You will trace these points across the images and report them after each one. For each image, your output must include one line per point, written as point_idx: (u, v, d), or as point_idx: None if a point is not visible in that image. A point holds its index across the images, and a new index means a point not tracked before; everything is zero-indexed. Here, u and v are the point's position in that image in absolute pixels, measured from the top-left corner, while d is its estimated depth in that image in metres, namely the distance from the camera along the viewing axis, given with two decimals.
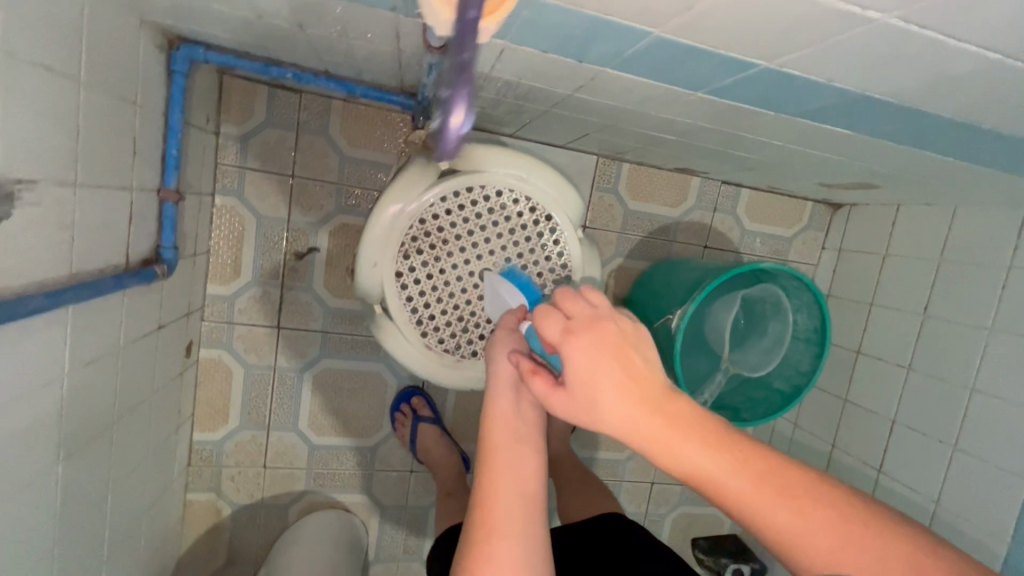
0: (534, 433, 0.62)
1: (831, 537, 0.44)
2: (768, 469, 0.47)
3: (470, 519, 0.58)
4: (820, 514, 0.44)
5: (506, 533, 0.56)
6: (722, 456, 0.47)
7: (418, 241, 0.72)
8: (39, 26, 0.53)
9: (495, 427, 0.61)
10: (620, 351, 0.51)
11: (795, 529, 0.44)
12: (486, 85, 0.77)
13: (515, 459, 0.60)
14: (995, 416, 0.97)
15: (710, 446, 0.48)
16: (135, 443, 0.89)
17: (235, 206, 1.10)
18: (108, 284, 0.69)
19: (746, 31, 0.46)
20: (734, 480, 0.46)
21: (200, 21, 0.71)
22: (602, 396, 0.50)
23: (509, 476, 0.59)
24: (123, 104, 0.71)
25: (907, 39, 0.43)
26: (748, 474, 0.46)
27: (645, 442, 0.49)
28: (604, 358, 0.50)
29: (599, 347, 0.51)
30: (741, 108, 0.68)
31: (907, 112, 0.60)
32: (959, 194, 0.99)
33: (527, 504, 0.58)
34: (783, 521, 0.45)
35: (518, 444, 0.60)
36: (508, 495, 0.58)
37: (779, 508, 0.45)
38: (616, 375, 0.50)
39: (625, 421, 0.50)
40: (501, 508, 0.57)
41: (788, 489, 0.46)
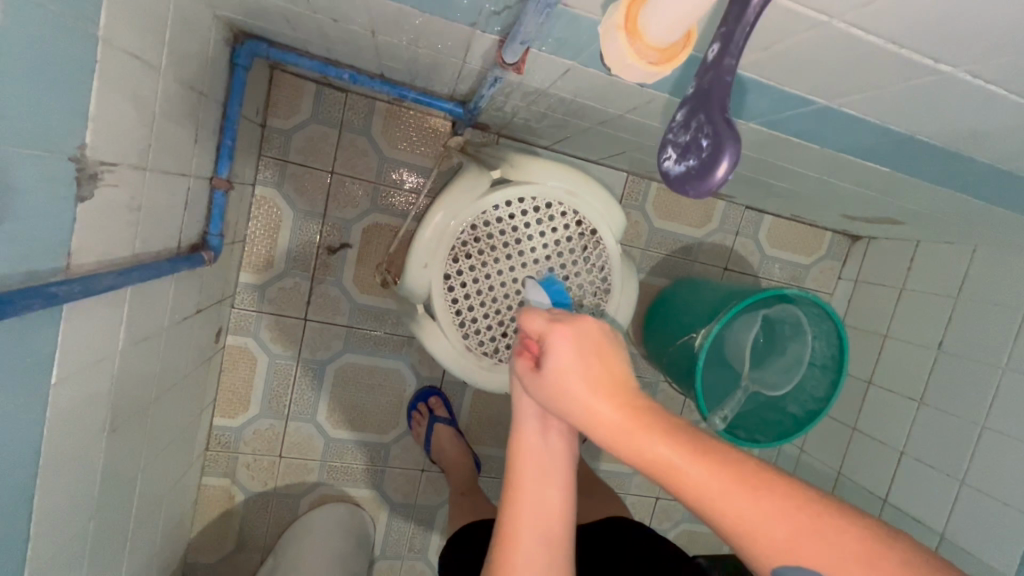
0: (562, 476, 0.62)
1: (783, 526, 0.46)
2: (732, 467, 0.48)
3: (495, 554, 0.61)
4: (777, 505, 0.46)
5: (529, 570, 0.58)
6: (685, 449, 0.48)
7: (467, 246, 0.75)
8: (136, 19, 0.55)
9: (522, 468, 0.61)
10: (594, 344, 0.54)
11: (752, 518, 0.46)
12: (538, 100, 0.80)
13: (540, 493, 0.61)
14: (1004, 453, 0.99)
15: (674, 440, 0.49)
16: (165, 423, 0.90)
17: (274, 197, 1.12)
18: (165, 268, 0.71)
19: (815, 70, 0.49)
20: (695, 466, 0.48)
21: (273, 19, 0.73)
22: (572, 386, 0.53)
23: (534, 514, 0.60)
24: (192, 94, 0.73)
25: (967, 91, 0.47)
26: (710, 462, 0.48)
27: (610, 431, 0.51)
28: (580, 348, 0.54)
29: (575, 341, 0.54)
30: (788, 140, 0.71)
31: (949, 156, 0.63)
32: (980, 234, 1.02)
33: (551, 543, 0.60)
34: (741, 510, 0.46)
35: (545, 480, 0.61)
36: (533, 533, 0.60)
37: (738, 497, 0.46)
38: (588, 365, 0.53)
39: (598, 414, 0.52)
40: (525, 547, 0.59)
41: (746, 480, 0.47)
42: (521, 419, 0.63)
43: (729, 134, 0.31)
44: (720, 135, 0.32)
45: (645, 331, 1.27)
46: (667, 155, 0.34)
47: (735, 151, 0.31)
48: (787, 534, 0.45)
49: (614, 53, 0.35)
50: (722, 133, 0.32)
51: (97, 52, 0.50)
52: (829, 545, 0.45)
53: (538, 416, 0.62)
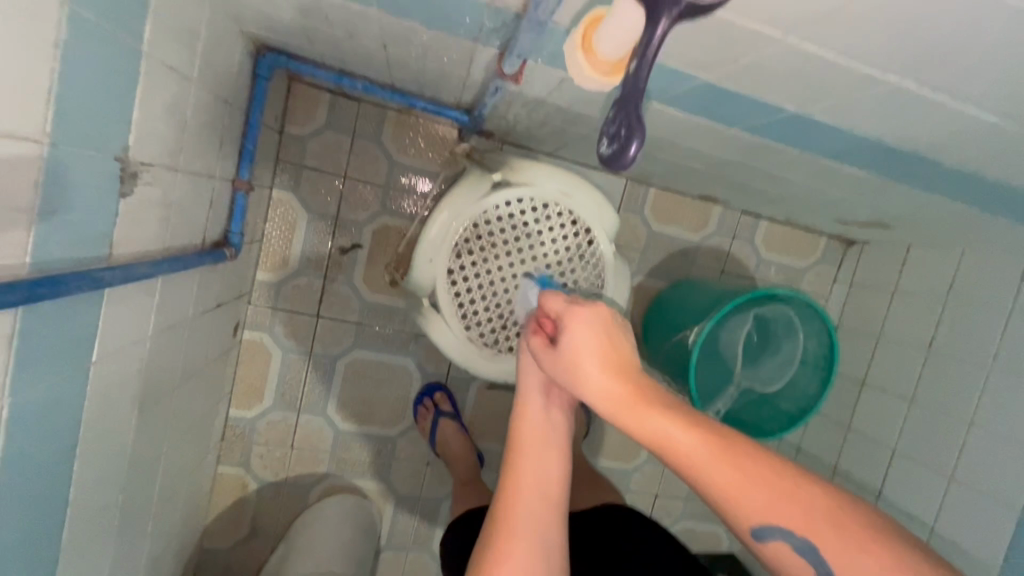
0: (560, 448, 0.68)
1: (758, 493, 0.52)
2: (719, 440, 0.54)
3: (493, 515, 0.65)
4: (752, 474, 0.52)
5: (524, 530, 0.63)
6: (679, 421, 0.55)
7: (470, 243, 0.80)
8: (174, 36, 0.62)
9: (527, 436, 0.67)
10: (606, 324, 0.59)
11: (730, 486, 0.52)
12: (538, 108, 0.86)
13: (539, 462, 0.66)
14: (991, 450, 1.02)
15: (670, 413, 0.55)
16: (186, 409, 0.96)
17: (290, 200, 1.19)
18: (192, 261, 0.77)
19: (783, 79, 0.54)
20: (685, 436, 0.54)
21: (293, 35, 0.80)
22: (584, 362, 0.58)
23: (533, 481, 0.65)
24: (219, 103, 0.80)
25: (920, 98, 0.51)
26: (698, 434, 0.54)
27: (613, 403, 0.57)
28: (593, 328, 0.59)
29: (590, 322, 0.59)
30: (771, 145, 0.75)
31: (919, 159, 0.68)
32: (966, 237, 1.06)
33: (545, 509, 0.65)
34: (720, 477, 0.53)
35: (547, 449, 0.67)
36: (530, 497, 0.65)
37: (719, 466, 0.53)
38: (599, 344, 0.58)
39: (603, 388, 0.57)
40: (521, 510, 0.64)
41: (728, 450, 0.53)
42: (526, 392, 0.68)
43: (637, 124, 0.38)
44: (631, 126, 0.38)
45: (643, 331, 1.31)
46: (602, 140, 0.41)
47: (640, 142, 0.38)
48: (769, 500, 0.52)
49: (576, 67, 0.44)
50: (635, 127, 0.38)
51: (141, 65, 0.57)
52: (804, 508, 0.51)
53: (542, 390, 0.67)
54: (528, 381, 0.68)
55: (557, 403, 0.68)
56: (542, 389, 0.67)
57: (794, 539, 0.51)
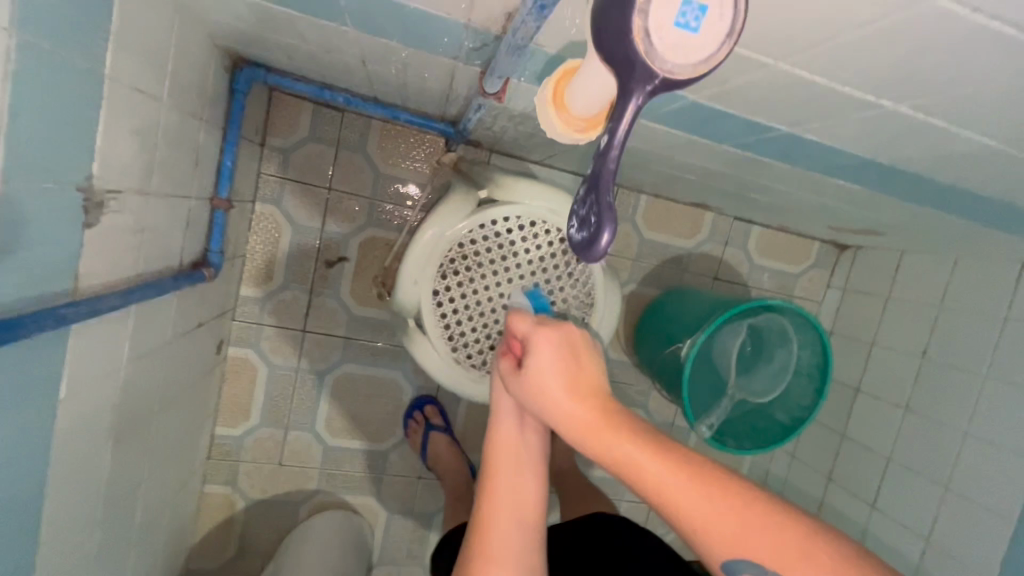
0: (534, 472, 0.65)
1: (729, 524, 0.50)
2: (691, 468, 0.52)
3: (468, 544, 0.63)
4: (721, 504, 0.50)
5: (500, 560, 0.61)
6: (647, 446, 0.53)
7: (455, 263, 0.78)
8: (140, 58, 0.59)
9: (500, 460, 0.64)
10: (571, 348, 0.58)
11: (698, 516, 0.51)
12: (524, 121, 0.84)
13: (513, 487, 0.64)
14: (985, 460, 1.01)
15: (637, 437, 0.53)
16: (166, 433, 0.93)
17: (273, 213, 1.16)
18: (166, 285, 0.75)
19: (775, 101, 0.52)
20: (652, 461, 0.52)
21: (269, 49, 0.77)
22: (551, 384, 0.56)
23: (508, 506, 0.63)
24: (193, 121, 0.77)
25: (916, 122, 0.50)
26: (666, 459, 0.52)
27: (582, 429, 0.55)
28: (558, 350, 0.57)
29: (559, 343, 0.57)
30: (762, 160, 0.73)
31: (914, 176, 0.66)
32: (960, 246, 1.05)
33: (522, 537, 0.62)
34: (688, 506, 0.51)
35: (520, 474, 0.64)
36: (504, 524, 0.62)
37: (687, 494, 0.51)
38: (566, 366, 0.57)
39: (571, 414, 0.56)
40: (497, 538, 0.62)
41: (698, 478, 0.51)
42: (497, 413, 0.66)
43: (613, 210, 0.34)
44: (601, 215, 0.33)
45: (637, 340, 1.30)
46: (572, 225, 0.37)
47: (609, 233, 0.33)
48: (739, 531, 0.50)
49: (548, 122, 0.42)
50: (605, 214, 0.33)
51: (103, 89, 0.54)
52: (778, 545, 0.49)
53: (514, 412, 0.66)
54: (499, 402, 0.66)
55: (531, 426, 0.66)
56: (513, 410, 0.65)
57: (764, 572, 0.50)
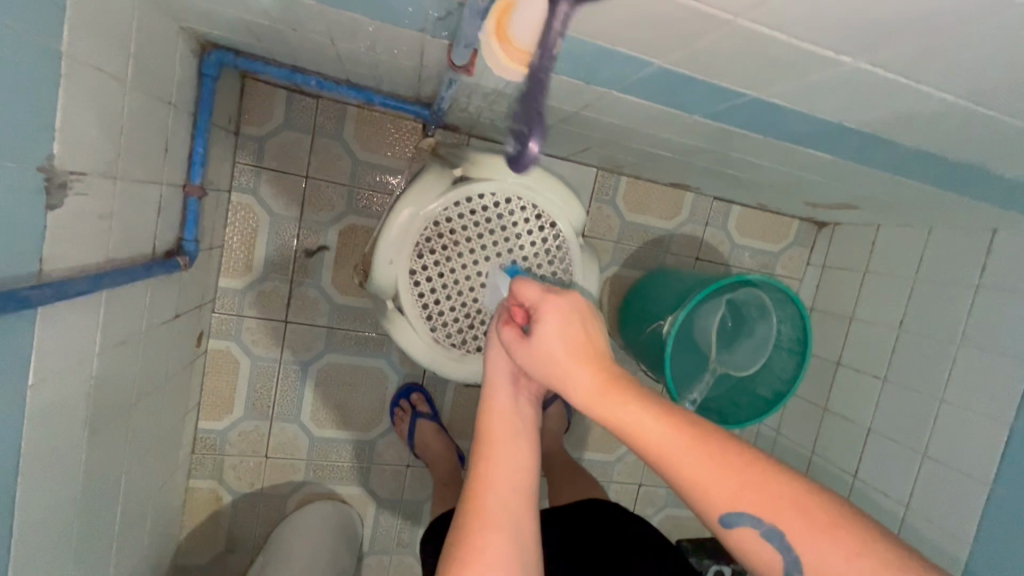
0: (529, 443, 0.65)
1: (726, 479, 0.51)
2: (689, 428, 0.53)
3: (461, 512, 0.62)
4: (718, 459, 0.52)
5: (496, 525, 0.60)
6: (649, 406, 0.54)
7: (431, 242, 0.77)
8: (102, 36, 0.58)
9: (496, 424, 0.65)
10: (575, 316, 0.58)
11: (696, 472, 0.52)
12: (498, 100, 0.84)
13: (509, 456, 0.63)
14: (960, 425, 1.04)
15: (640, 398, 0.54)
16: (147, 425, 0.92)
17: (250, 203, 1.14)
18: (138, 272, 0.73)
19: (739, 64, 0.52)
20: (652, 419, 0.53)
21: (237, 30, 0.76)
22: (557, 348, 0.57)
23: (504, 471, 0.62)
24: (160, 105, 0.76)
25: (876, 80, 0.50)
26: (666, 418, 0.53)
27: (586, 390, 0.56)
28: (565, 317, 0.58)
29: (566, 310, 0.58)
30: (734, 131, 0.74)
31: (882, 142, 0.67)
32: (931, 216, 1.07)
33: (518, 504, 0.61)
34: (688, 462, 0.52)
35: (515, 439, 0.64)
36: (500, 490, 0.61)
37: (686, 449, 0.52)
38: (573, 332, 0.58)
39: (576, 377, 0.56)
40: (493, 504, 0.61)
41: (698, 436, 0.52)
42: (491, 384, 0.67)
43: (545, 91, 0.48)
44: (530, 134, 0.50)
45: (620, 322, 1.30)
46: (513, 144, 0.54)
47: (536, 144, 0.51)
48: (736, 486, 0.51)
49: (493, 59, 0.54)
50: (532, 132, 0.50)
51: (61, 66, 0.53)
52: (775, 497, 0.50)
53: (508, 383, 0.66)
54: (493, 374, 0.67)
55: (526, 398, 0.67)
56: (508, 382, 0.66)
57: (760, 525, 0.50)
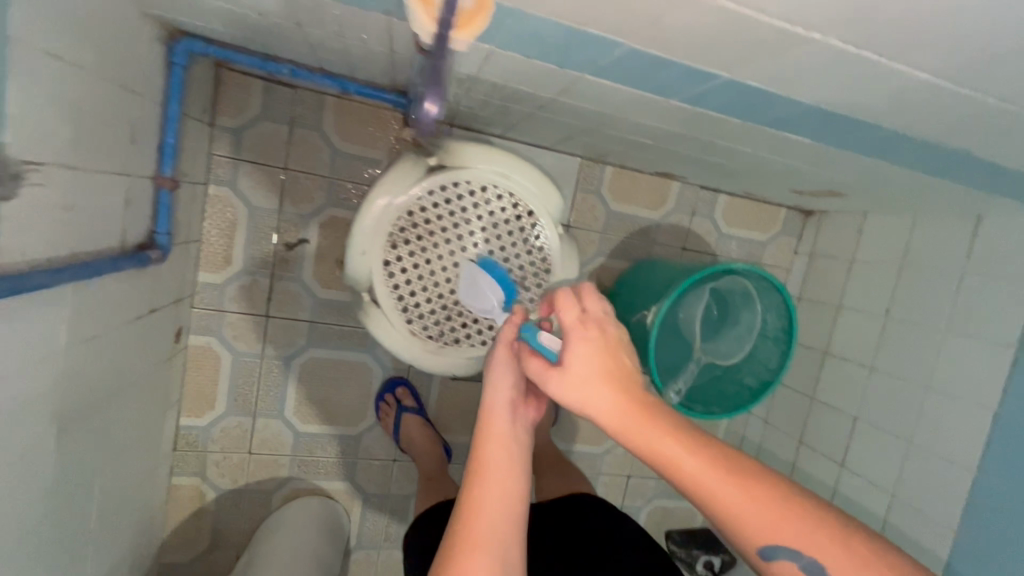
0: (525, 466, 0.62)
1: (767, 513, 0.51)
2: (728, 463, 0.53)
3: (452, 529, 0.58)
4: (759, 493, 0.51)
5: (486, 544, 0.57)
6: (686, 439, 0.53)
7: (406, 232, 0.76)
8: (55, 21, 0.56)
9: (494, 445, 0.61)
10: (611, 348, 0.58)
11: (738, 505, 0.51)
12: (474, 87, 0.82)
13: (503, 480, 0.60)
14: (945, 411, 1.03)
15: (678, 431, 0.54)
16: (123, 422, 0.91)
17: (228, 196, 1.12)
18: (105, 265, 0.72)
19: (710, 43, 0.51)
20: (692, 453, 0.53)
21: (203, 16, 0.74)
22: (593, 378, 0.56)
23: (499, 493, 0.59)
24: (124, 93, 0.74)
25: (848, 58, 0.49)
26: (704, 452, 0.53)
27: (622, 421, 0.55)
28: (599, 347, 0.58)
29: (600, 340, 0.58)
30: (712, 115, 0.73)
31: (861, 125, 0.66)
32: (916, 202, 1.06)
33: (512, 528, 0.58)
34: (728, 496, 0.51)
35: (511, 464, 0.61)
36: (494, 509, 0.58)
37: (727, 484, 0.51)
38: (607, 363, 0.57)
39: (612, 408, 0.55)
40: (487, 523, 0.57)
41: (736, 469, 0.52)
42: (492, 402, 0.63)
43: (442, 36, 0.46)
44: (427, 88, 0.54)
45: None
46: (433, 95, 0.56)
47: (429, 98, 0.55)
48: (776, 520, 0.51)
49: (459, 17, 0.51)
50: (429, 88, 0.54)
51: (9, 51, 0.51)
52: (816, 530, 0.50)
53: (510, 403, 0.63)
54: (496, 393, 0.63)
55: (524, 421, 0.64)
56: (508, 404, 0.63)
57: (801, 559, 0.50)
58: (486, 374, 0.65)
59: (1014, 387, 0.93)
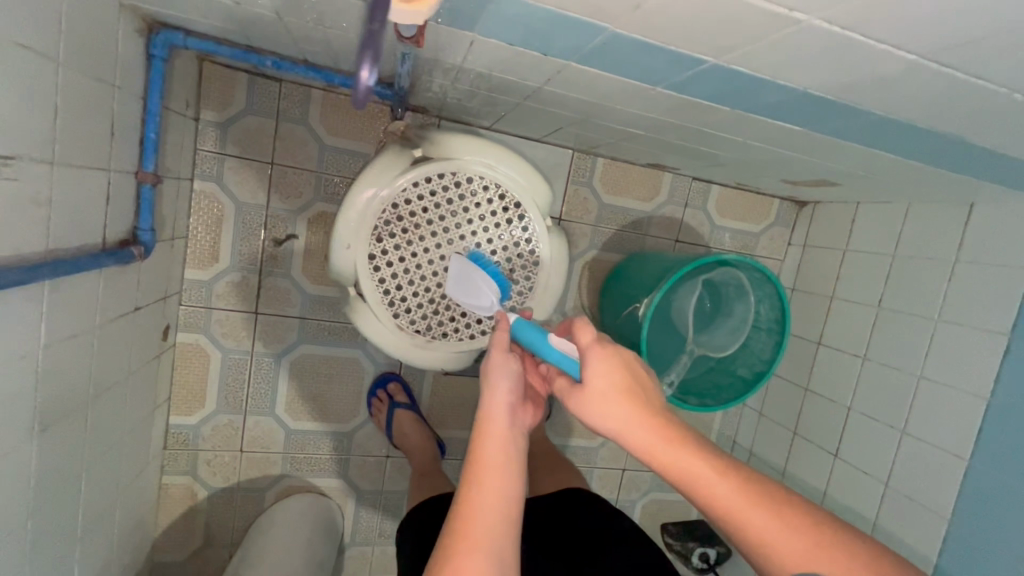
0: (520, 468, 0.59)
1: (797, 544, 0.51)
2: (759, 489, 0.53)
3: (447, 530, 0.56)
4: (789, 523, 0.52)
5: (482, 547, 0.54)
6: (712, 466, 0.54)
7: (391, 225, 0.75)
8: (25, 11, 0.55)
9: (492, 447, 0.59)
10: (633, 367, 0.59)
11: (767, 535, 0.52)
12: (460, 77, 0.81)
13: (497, 482, 0.57)
14: (939, 401, 1.03)
15: (704, 457, 0.54)
16: (110, 421, 0.90)
17: (214, 192, 1.11)
18: (85, 262, 0.71)
19: (695, 26, 0.50)
20: (721, 481, 0.53)
21: (181, 6, 0.73)
22: (614, 400, 0.57)
23: (493, 495, 0.57)
24: (102, 86, 0.73)
25: (835, 40, 0.48)
26: (733, 479, 0.53)
27: (644, 443, 0.56)
28: (619, 369, 0.58)
29: (621, 362, 0.58)
30: (701, 103, 0.72)
31: (850, 110, 0.65)
32: (909, 191, 1.05)
33: (506, 531, 0.56)
34: (756, 524, 0.52)
35: (507, 468, 0.58)
36: (491, 511, 0.56)
37: (756, 513, 0.52)
38: (628, 385, 0.57)
39: (634, 430, 0.56)
40: (482, 524, 0.55)
41: (764, 498, 0.53)
42: (490, 405, 0.61)
43: (368, 46, 0.38)
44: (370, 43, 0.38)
45: (600, 307, 1.29)
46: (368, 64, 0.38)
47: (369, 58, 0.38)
48: (807, 550, 0.51)
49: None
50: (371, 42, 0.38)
51: None
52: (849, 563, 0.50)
53: (507, 408, 0.61)
54: (493, 396, 0.61)
55: (520, 425, 0.62)
56: (506, 406, 0.61)
57: None
58: (484, 377, 0.63)
59: (1007, 376, 0.93)
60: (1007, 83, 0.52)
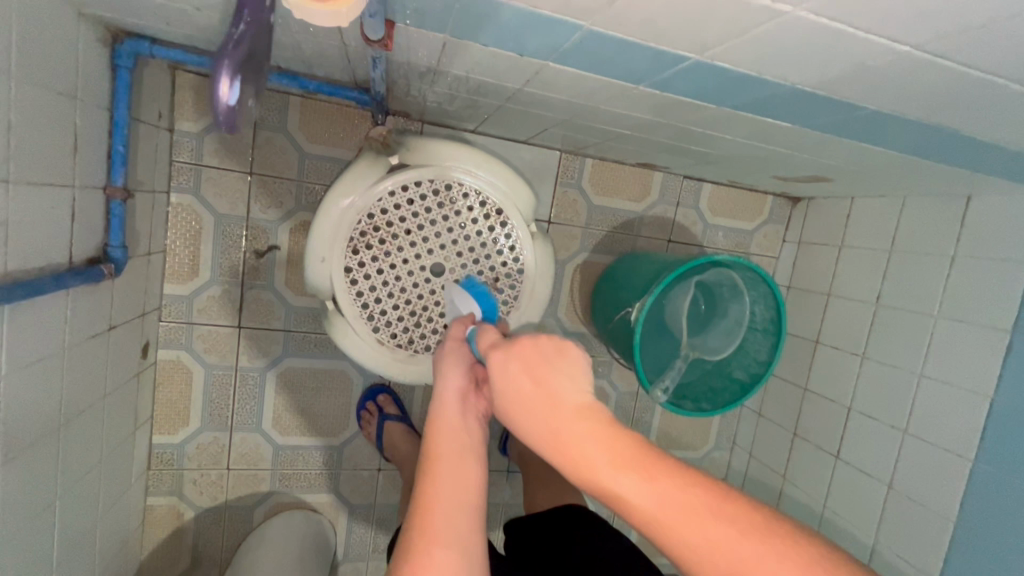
0: (481, 458, 0.56)
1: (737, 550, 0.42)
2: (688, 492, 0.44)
3: (406, 524, 0.53)
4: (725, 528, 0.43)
5: (443, 539, 0.51)
6: (635, 473, 0.44)
7: (367, 236, 0.73)
8: None
9: (443, 439, 0.56)
10: (533, 361, 0.49)
11: (704, 547, 0.43)
12: (437, 80, 0.78)
13: (458, 474, 0.54)
14: (941, 400, 1.00)
15: (623, 461, 0.45)
16: (86, 445, 0.87)
17: (192, 204, 1.08)
18: (47, 283, 0.67)
19: (673, 20, 0.47)
20: (644, 490, 0.44)
21: (143, 13, 0.70)
22: (522, 406, 0.49)
23: (449, 489, 0.53)
24: (63, 100, 0.70)
25: (824, 32, 0.45)
26: (662, 484, 0.44)
27: (559, 452, 0.47)
28: (520, 368, 0.49)
29: (524, 361, 0.49)
30: (685, 101, 0.69)
31: (840, 105, 0.62)
32: (904, 185, 1.02)
33: (469, 519, 0.53)
34: (691, 538, 0.43)
35: (463, 457, 0.55)
36: (448, 503, 0.53)
37: (687, 525, 0.43)
38: (531, 387, 0.48)
39: (546, 435, 0.47)
40: (442, 516, 0.52)
41: (695, 506, 0.43)
42: (444, 393, 0.58)
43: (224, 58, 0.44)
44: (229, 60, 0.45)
45: (592, 309, 1.26)
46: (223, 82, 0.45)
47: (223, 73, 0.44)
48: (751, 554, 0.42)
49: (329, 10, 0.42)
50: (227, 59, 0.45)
51: None
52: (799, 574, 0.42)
53: (459, 395, 0.58)
54: (446, 383, 0.58)
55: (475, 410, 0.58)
56: (460, 394, 0.57)
57: None
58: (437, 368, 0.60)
59: (1011, 374, 0.90)
60: (1006, 72, 0.49)
